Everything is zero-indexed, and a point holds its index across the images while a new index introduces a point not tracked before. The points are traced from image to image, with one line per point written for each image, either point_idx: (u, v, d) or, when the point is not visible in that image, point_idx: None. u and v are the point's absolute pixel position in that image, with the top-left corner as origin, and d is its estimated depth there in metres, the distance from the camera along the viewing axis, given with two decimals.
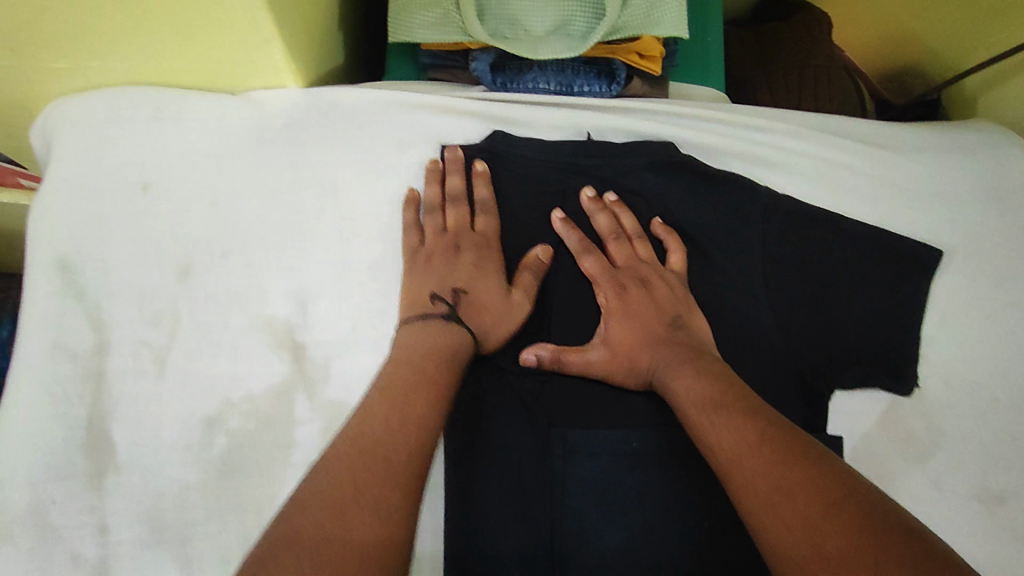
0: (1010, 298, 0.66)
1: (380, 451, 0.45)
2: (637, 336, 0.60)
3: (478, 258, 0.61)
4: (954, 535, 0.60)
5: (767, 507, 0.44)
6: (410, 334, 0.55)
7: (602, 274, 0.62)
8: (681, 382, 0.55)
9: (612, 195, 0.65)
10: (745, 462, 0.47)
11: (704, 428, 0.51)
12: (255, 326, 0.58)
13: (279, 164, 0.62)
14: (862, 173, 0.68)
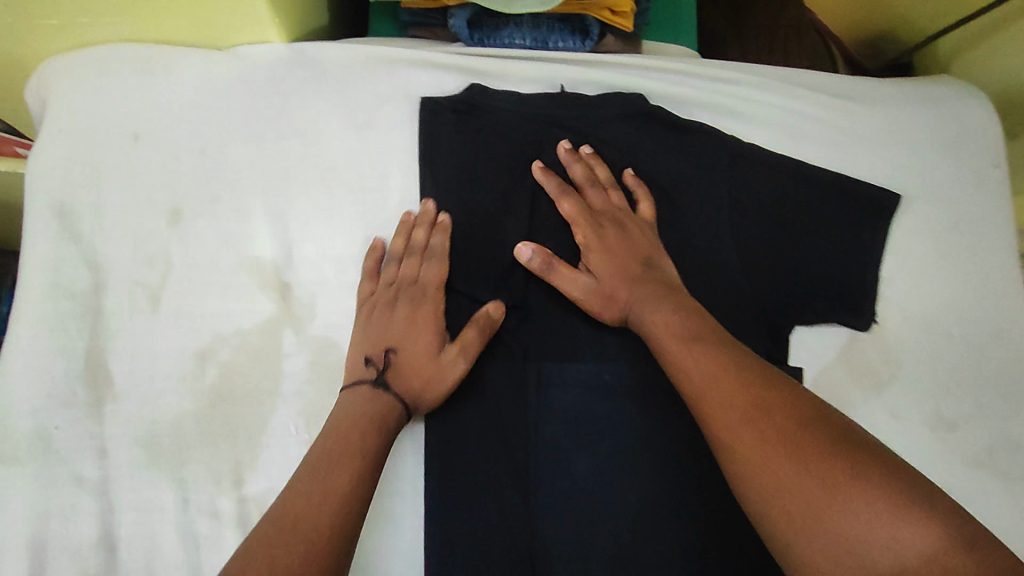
0: (966, 240, 0.69)
1: (316, 502, 0.47)
2: (612, 271, 0.61)
3: (417, 316, 0.59)
4: (909, 457, 0.64)
5: (740, 426, 0.45)
6: (346, 397, 0.55)
7: (580, 215, 0.64)
8: (655, 315, 0.56)
9: (587, 147, 0.67)
10: (717, 386, 0.47)
11: (676, 354, 0.52)
12: (243, 268, 0.61)
13: (265, 117, 0.65)
14: (826, 124, 0.71)
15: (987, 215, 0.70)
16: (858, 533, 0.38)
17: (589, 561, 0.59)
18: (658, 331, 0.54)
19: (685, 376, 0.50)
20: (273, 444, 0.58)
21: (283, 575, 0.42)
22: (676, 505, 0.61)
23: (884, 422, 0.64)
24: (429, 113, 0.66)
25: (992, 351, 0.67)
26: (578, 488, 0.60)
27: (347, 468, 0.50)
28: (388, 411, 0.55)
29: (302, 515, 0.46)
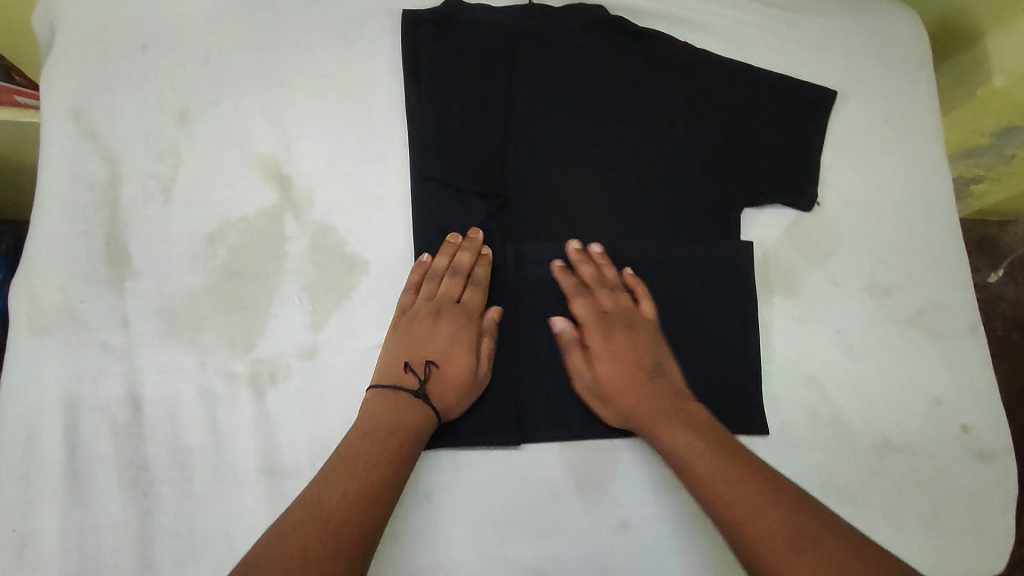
0: (896, 132, 0.78)
1: (348, 494, 0.53)
2: (626, 383, 0.62)
3: (454, 333, 0.63)
4: (850, 318, 0.71)
5: (800, 573, 0.48)
6: (386, 403, 0.59)
7: (592, 317, 0.65)
8: (673, 441, 0.59)
9: (596, 246, 0.68)
10: (760, 527, 0.51)
11: (713, 498, 0.54)
12: (248, 162, 0.68)
13: (263, 30, 0.71)
14: (769, 32, 0.78)
15: (914, 111, 0.79)
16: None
17: (567, 413, 0.65)
18: (689, 458, 0.57)
19: (727, 508, 0.53)
20: (278, 315, 0.64)
21: (314, 558, 0.48)
22: None
23: (828, 290, 0.72)
24: (411, 25, 0.73)
25: (923, 227, 0.75)
26: (556, 350, 0.66)
27: (381, 468, 0.55)
28: (425, 424, 0.59)
29: (336, 505, 0.52)
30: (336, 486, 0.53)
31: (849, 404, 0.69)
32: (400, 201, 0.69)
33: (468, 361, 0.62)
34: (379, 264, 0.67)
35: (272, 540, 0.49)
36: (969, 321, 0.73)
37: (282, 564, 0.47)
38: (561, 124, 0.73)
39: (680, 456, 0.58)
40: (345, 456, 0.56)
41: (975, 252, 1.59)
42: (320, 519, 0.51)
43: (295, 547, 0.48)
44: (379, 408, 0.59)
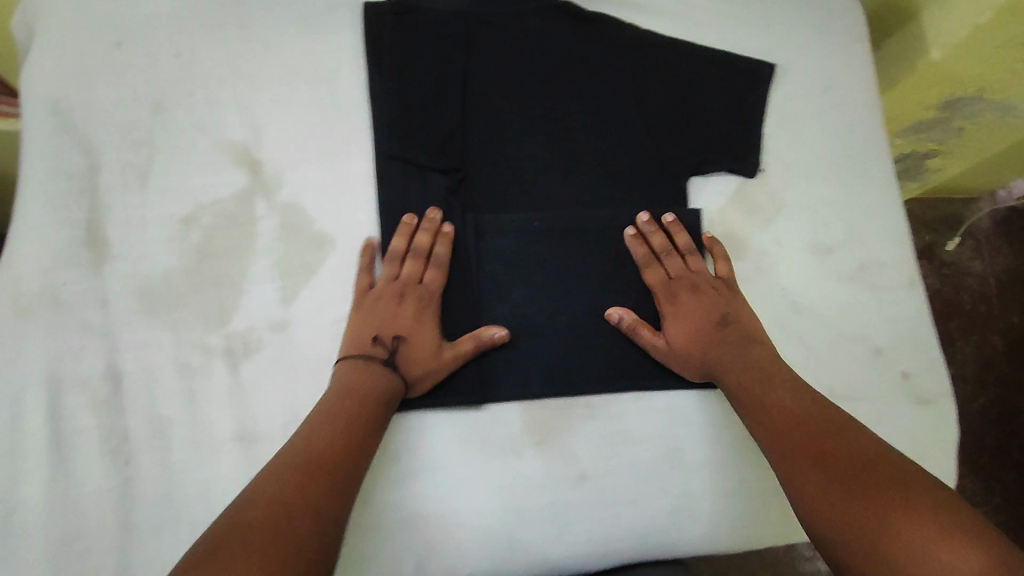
0: (834, 101, 0.83)
1: (338, 442, 0.58)
2: (693, 334, 0.68)
3: (418, 310, 0.67)
4: (794, 276, 0.76)
5: (810, 481, 0.54)
6: (356, 375, 0.63)
7: (660, 286, 0.71)
8: (734, 375, 0.65)
9: (670, 216, 0.73)
10: (795, 453, 0.57)
11: (761, 418, 0.61)
12: (220, 148, 0.71)
13: (232, 24, 0.75)
14: (710, 13, 0.83)
15: (851, 81, 0.83)
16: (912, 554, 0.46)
17: (529, 373, 0.68)
18: (740, 386, 0.64)
19: (765, 429, 0.60)
20: (251, 290, 0.68)
21: (306, 495, 0.53)
22: (598, 323, 0.71)
23: (772, 251, 0.76)
24: (371, 13, 0.76)
25: (861, 189, 0.80)
26: (515, 312, 0.70)
27: (363, 418, 0.61)
28: (393, 395, 0.63)
29: (326, 450, 0.57)
30: (324, 434, 0.58)
31: (795, 357, 0.73)
32: (364, 181, 0.73)
33: (432, 336, 0.66)
34: (346, 240, 0.71)
35: (262, 484, 0.54)
36: (907, 276, 0.77)
37: (277, 498, 0.52)
38: (517, 104, 0.77)
39: (737, 390, 0.64)
40: (328, 412, 0.60)
41: (943, 229, 1.67)
42: (313, 462, 0.56)
43: (290, 486, 0.53)
44: (351, 379, 0.63)
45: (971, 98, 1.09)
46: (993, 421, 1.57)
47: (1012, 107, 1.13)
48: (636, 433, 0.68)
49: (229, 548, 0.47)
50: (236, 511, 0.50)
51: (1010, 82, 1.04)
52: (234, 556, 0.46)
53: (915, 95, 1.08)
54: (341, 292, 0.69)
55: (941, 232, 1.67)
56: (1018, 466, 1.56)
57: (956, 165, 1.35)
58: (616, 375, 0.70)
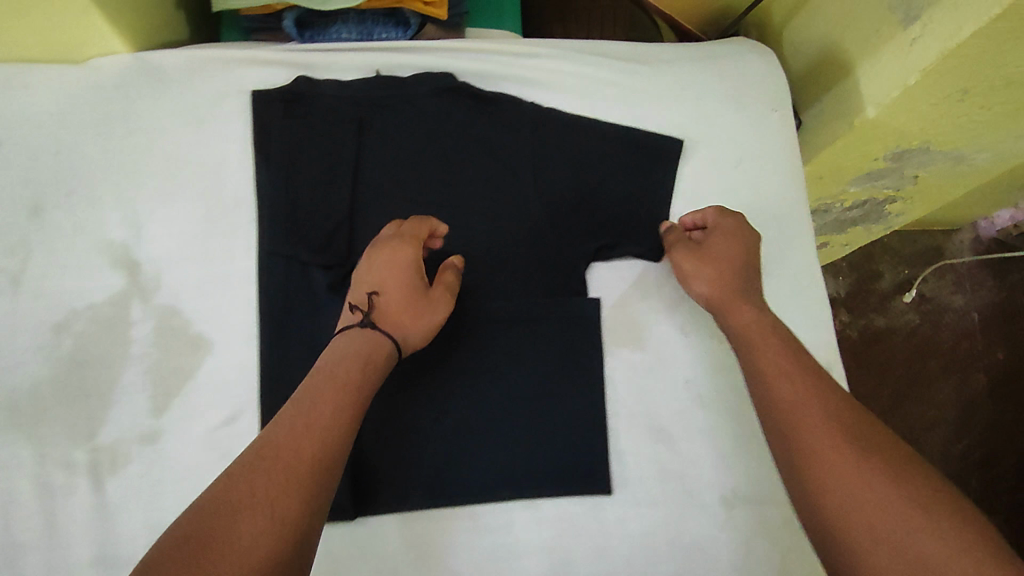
0: (749, 175, 0.80)
1: (300, 429, 0.53)
2: (725, 257, 0.70)
3: (391, 258, 0.65)
4: (697, 368, 0.74)
5: (829, 445, 0.53)
6: (341, 360, 0.59)
7: (723, 217, 0.72)
8: (752, 318, 0.66)
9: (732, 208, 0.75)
10: (819, 434, 0.54)
11: (774, 377, 0.60)
12: (96, 249, 0.69)
13: (114, 118, 0.72)
14: (618, 87, 0.80)
15: (766, 155, 0.81)
16: (930, 551, 0.45)
17: (412, 480, 0.67)
18: (753, 335, 0.64)
19: (788, 409, 0.57)
20: (121, 400, 0.66)
21: (260, 497, 0.48)
22: (486, 424, 0.70)
23: (676, 340, 0.75)
24: (260, 104, 0.73)
25: (765, 279, 0.79)
26: (399, 415, 0.68)
27: (334, 408, 0.55)
28: (388, 349, 0.62)
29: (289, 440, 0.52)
30: (289, 423, 0.53)
31: (692, 456, 0.72)
32: (247, 282, 0.70)
33: (410, 279, 0.65)
34: (224, 343, 0.69)
35: (218, 488, 0.49)
36: (819, 361, 0.77)
37: (230, 503, 0.48)
38: (412, 190, 0.74)
39: (745, 333, 0.65)
40: (302, 398, 0.56)
41: (923, 261, 1.59)
42: (271, 459, 0.51)
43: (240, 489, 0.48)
44: (332, 366, 0.58)
45: (919, 149, 1.05)
46: (976, 465, 1.48)
47: (963, 155, 1.08)
48: (522, 545, 0.67)
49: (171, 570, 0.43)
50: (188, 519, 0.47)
51: (957, 134, 1.00)
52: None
53: (856, 151, 1.05)
54: (213, 398, 0.68)
55: (920, 265, 1.59)
56: (1005, 511, 1.46)
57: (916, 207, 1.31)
58: (506, 482, 0.68)
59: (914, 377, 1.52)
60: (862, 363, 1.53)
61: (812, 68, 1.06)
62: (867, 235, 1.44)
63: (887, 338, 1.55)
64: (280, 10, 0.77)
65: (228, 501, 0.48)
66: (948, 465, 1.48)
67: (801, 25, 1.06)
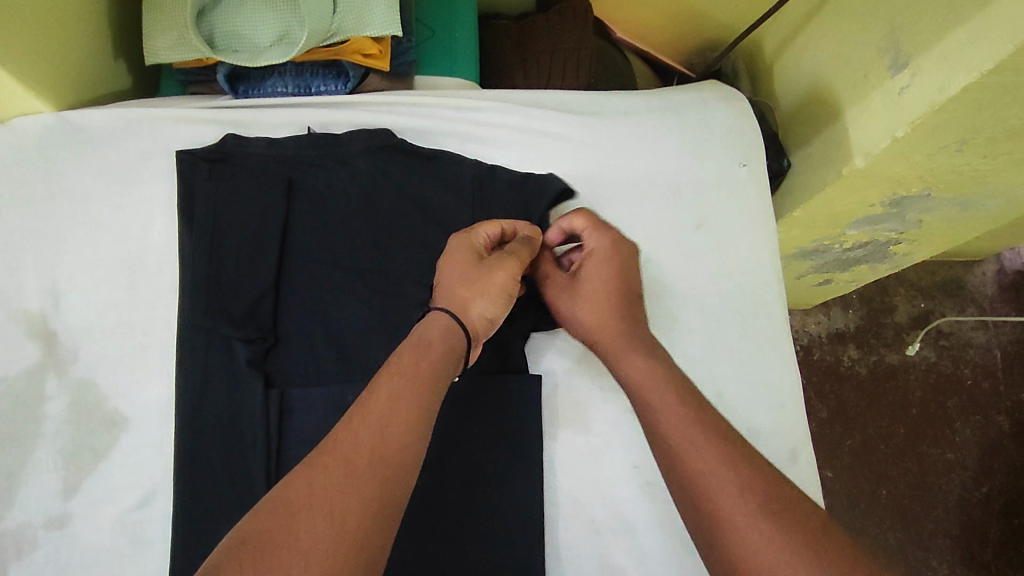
0: (711, 237, 0.73)
1: (375, 443, 0.49)
2: (598, 286, 0.64)
3: (462, 246, 0.63)
4: (646, 451, 0.69)
5: (752, 523, 0.47)
6: (408, 348, 0.55)
7: (591, 244, 0.66)
8: (633, 367, 0.59)
9: (596, 220, 0.67)
10: (729, 499, 0.48)
11: (677, 434, 0.53)
12: (12, 318, 0.66)
13: (38, 181, 0.70)
14: (566, 141, 0.75)
15: (731, 215, 0.74)
16: None
17: None
18: (643, 386, 0.57)
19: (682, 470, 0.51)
20: (30, 480, 0.63)
21: (338, 516, 0.45)
22: (415, 514, 0.65)
23: (624, 419, 0.69)
24: (185, 164, 0.71)
25: (734, 352, 0.71)
26: None
27: (406, 418, 0.51)
28: (448, 324, 0.58)
29: (363, 454, 0.48)
30: (364, 434, 0.49)
31: (632, 550, 0.67)
32: (166, 352, 0.67)
33: (466, 255, 0.62)
34: (139, 419, 0.65)
35: (290, 503, 0.46)
36: (788, 447, 0.69)
37: (306, 519, 0.45)
38: (343, 256, 0.70)
39: (639, 386, 0.57)
40: (380, 400, 0.51)
41: (942, 295, 1.48)
42: (343, 473, 0.47)
43: (318, 505, 0.45)
44: (396, 359, 0.54)
45: (919, 196, 0.96)
46: (998, 514, 1.36)
47: (973, 200, 0.99)
48: None
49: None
50: (258, 540, 0.44)
51: (962, 181, 0.92)
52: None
53: (855, 195, 0.96)
54: (125, 477, 0.64)
55: (937, 300, 1.48)
56: None
57: (921, 249, 1.22)
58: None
59: (929, 418, 1.41)
60: (872, 404, 1.41)
61: (800, 108, 0.99)
62: (876, 273, 1.34)
63: (901, 375, 1.43)
64: (214, 64, 0.75)
65: (302, 517, 0.45)
66: (966, 514, 1.36)
67: (793, 55, 1.00)
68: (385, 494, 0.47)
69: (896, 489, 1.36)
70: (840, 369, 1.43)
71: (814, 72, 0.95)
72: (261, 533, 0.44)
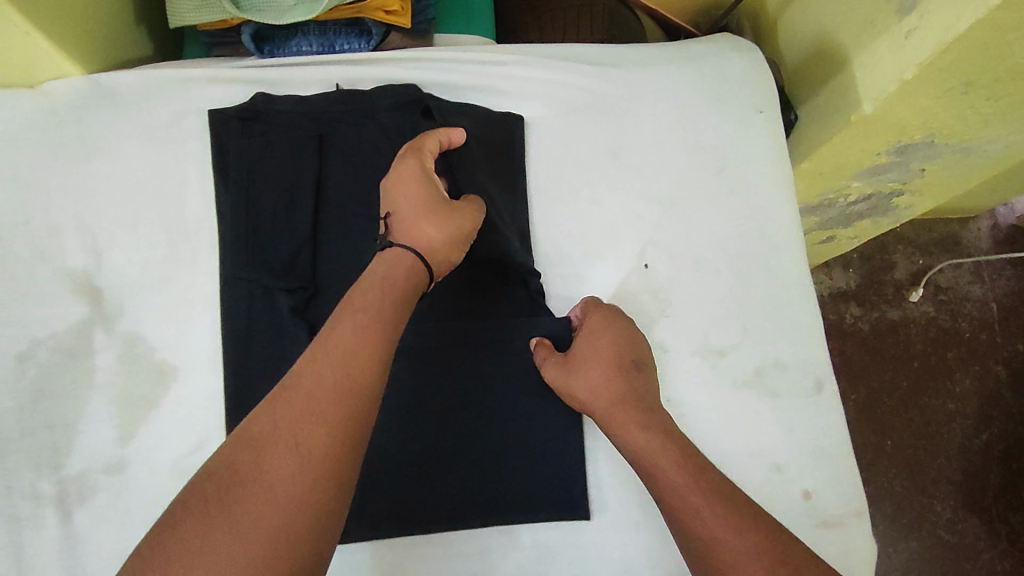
0: (731, 180, 0.76)
1: (339, 377, 0.52)
2: (597, 367, 0.65)
3: (413, 172, 0.64)
4: (679, 385, 0.70)
5: (725, 532, 0.56)
6: (371, 286, 0.58)
7: (587, 326, 0.68)
8: (639, 445, 0.62)
9: (595, 305, 0.69)
10: (721, 536, 0.56)
11: (672, 488, 0.59)
12: (58, 276, 0.68)
13: (72, 142, 0.71)
14: (588, 92, 0.76)
15: (748, 159, 0.77)
16: None
17: (368, 513, 0.65)
18: (646, 462, 0.61)
19: (680, 523, 0.58)
20: (86, 430, 0.65)
21: (309, 445, 0.49)
22: (458, 449, 0.67)
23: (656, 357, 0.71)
24: (218, 123, 0.72)
25: (757, 288, 0.73)
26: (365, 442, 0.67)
27: (368, 350, 0.54)
28: (413, 263, 0.62)
29: (326, 387, 0.52)
30: (330, 368, 0.52)
31: None
32: (208, 304, 0.69)
33: (421, 185, 0.64)
34: (188, 368, 0.67)
35: (263, 433, 0.49)
36: (812, 378, 0.71)
37: (280, 449, 0.49)
38: (376, 208, 0.72)
39: (641, 459, 0.61)
40: (341, 334, 0.54)
41: (939, 251, 1.51)
42: (311, 404, 0.51)
43: (291, 435, 0.49)
44: (357, 296, 0.57)
45: (922, 142, 0.99)
46: (998, 460, 1.40)
47: (972, 147, 1.02)
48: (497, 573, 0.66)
49: (204, 512, 0.46)
50: (239, 468, 0.48)
51: (964, 126, 0.95)
52: (211, 520, 0.46)
53: (859, 144, 0.99)
54: (177, 424, 0.66)
55: (935, 254, 1.51)
56: None
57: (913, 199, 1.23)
58: (477, 509, 0.66)
59: (930, 370, 1.45)
60: (876, 358, 1.45)
61: (805, 62, 1.02)
62: (878, 227, 1.37)
63: (903, 330, 1.47)
64: (239, 24, 0.76)
65: (274, 446, 0.49)
66: (967, 460, 1.40)
67: (796, 10, 1.03)
68: (355, 421, 0.52)
69: (901, 439, 1.41)
70: (843, 325, 1.47)
71: (818, 23, 0.97)
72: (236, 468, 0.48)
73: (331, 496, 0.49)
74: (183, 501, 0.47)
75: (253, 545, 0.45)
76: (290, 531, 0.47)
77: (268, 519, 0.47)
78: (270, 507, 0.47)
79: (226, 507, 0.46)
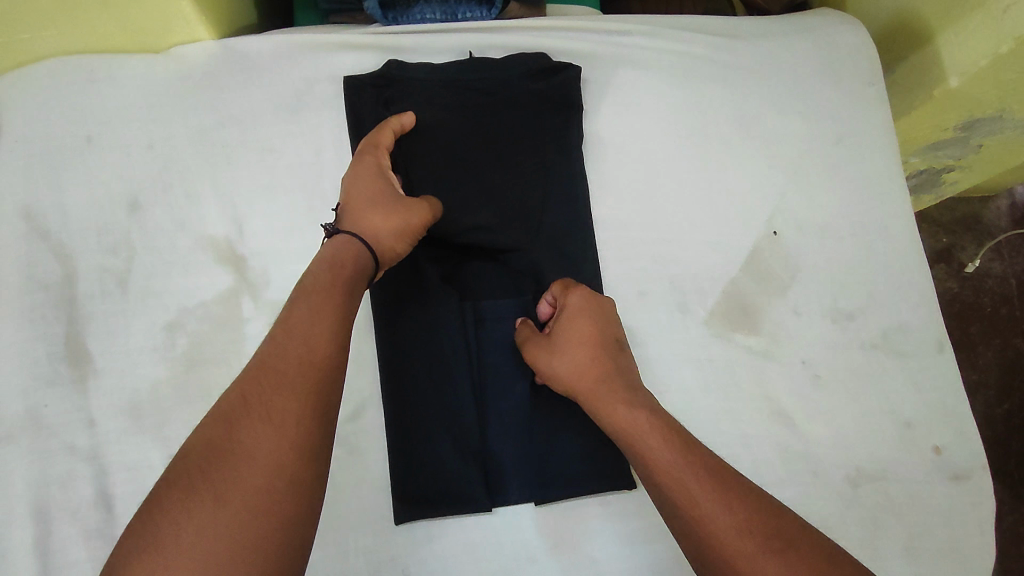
0: (850, 150, 0.78)
1: (294, 355, 0.50)
2: (578, 344, 0.63)
3: (366, 163, 0.64)
4: (811, 347, 0.72)
5: (713, 503, 0.50)
6: (322, 270, 0.56)
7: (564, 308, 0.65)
8: (625, 421, 0.58)
9: (572, 285, 0.66)
10: (706, 504, 0.50)
11: (656, 461, 0.54)
12: (201, 245, 0.68)
13: (205, 109, 0.70)
14: (708, 62, 0.78)
15: (863, 128, 0.78)
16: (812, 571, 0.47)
17: (530, 475, 0.66)
18: (635, 439, 0.56)
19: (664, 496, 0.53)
20: None
21: (259, 424, 0.46)
22: None
23: (790, 320, 0.73)
24: (352, 88, 0.71)
25: (878, 253, 0.76)
26: (520, 406, 0.67)
27: (323, 329, 0.52)
28: (358, 249, 0.59)
29: (280, 364, 0.49)
30: (290, 347, 0.50)
31: (811, 436, 0.70)
32: None
33: (373, 177, 0.64)
34: None
35: (220, 415, 0.47)
36: (934, 339, 0.74)
37: (232, 429, 0.46)
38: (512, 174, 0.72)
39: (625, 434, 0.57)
40: (297, 314, 0.53)
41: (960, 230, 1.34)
42: (266, 382, 0.49)
43: (245, 414, 0.47)
44: (309, 280, 0.55)
45: (990, 117, 1.00)
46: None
47: None
48: (654, 531, 0.66)
49: (170, 494, 0.43)
50: (195, 450, 0.45)
51: None
52: (185, 502, 0.43)
53: (932, 118, 1.02)
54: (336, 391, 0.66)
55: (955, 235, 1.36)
56: None
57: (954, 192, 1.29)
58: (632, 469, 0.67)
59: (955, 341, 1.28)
60: None
61: (880, 38, 1.04)
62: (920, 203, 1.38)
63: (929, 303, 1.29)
64: None
65: (230, 428, 0.46)
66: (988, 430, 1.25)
67: None
68: (312, 398, 0.49)
69: None
70: None
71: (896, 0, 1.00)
72: (203, 455, 0.45)
73: (288, 475, 0.46)
74: (153, 495, 0.44)
75: (213, 527, 0.42)
76: (246, 509, 0.43)
77: (237, 503, 0.44)
78: (241, 489, 0.44)
79: (195, 494, 0.43)
